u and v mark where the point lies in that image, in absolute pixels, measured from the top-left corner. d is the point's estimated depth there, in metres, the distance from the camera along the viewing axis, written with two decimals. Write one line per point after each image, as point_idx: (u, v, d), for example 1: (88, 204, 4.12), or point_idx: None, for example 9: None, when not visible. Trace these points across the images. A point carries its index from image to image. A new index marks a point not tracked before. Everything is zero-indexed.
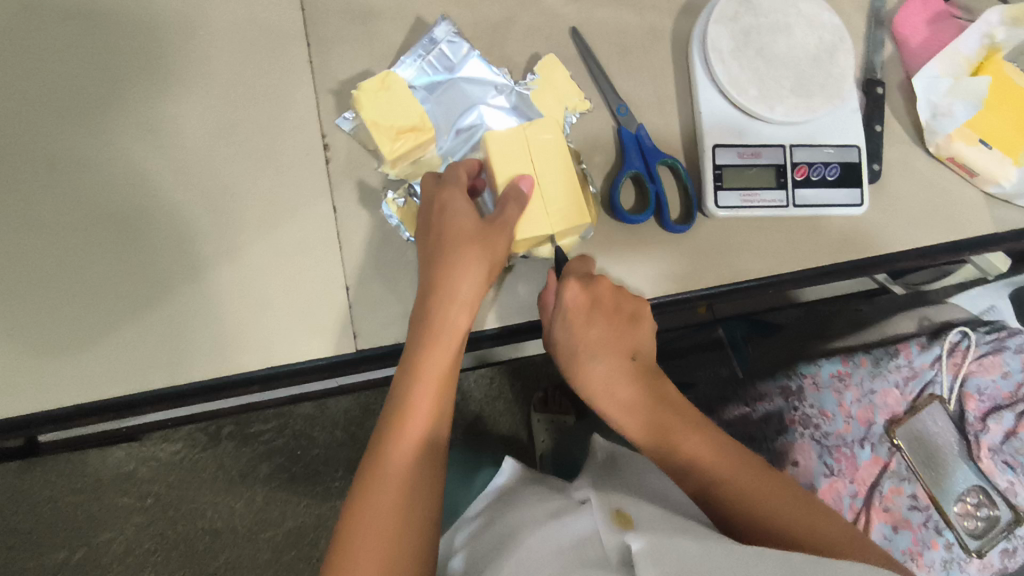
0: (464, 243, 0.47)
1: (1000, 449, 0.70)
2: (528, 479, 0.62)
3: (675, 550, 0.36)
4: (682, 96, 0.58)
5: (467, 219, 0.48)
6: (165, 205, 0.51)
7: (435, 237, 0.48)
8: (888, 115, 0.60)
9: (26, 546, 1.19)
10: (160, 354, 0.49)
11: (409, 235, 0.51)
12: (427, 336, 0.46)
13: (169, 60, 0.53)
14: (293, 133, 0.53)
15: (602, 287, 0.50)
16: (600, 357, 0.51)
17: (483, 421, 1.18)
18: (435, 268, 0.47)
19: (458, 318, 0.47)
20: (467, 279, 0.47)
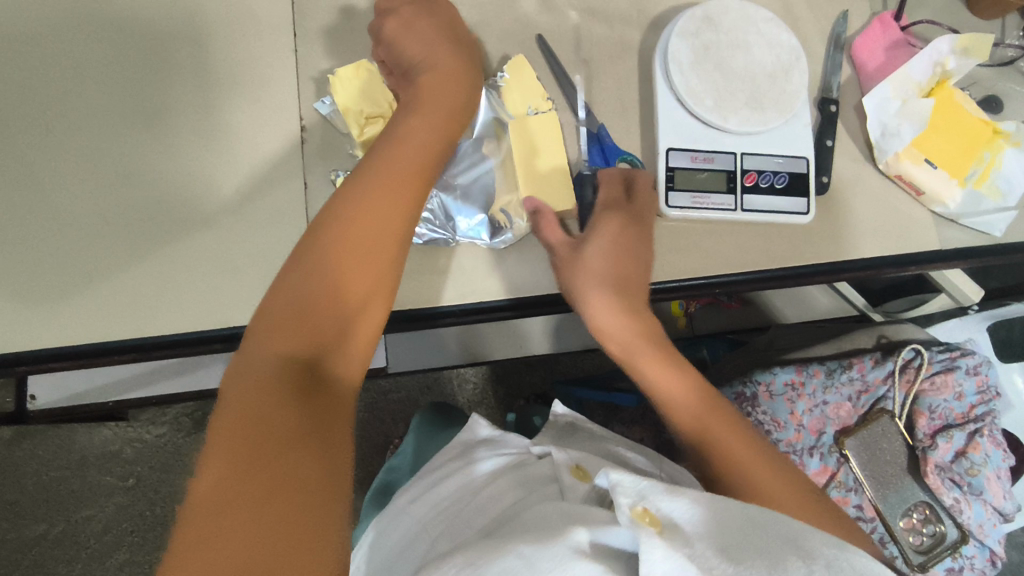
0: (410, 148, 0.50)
1: (948, 467, 0.71)
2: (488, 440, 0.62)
3: (646, 482, 0.42)
4: (643, 102, 0.61)
5: (449, 65, 0.54)
6: (148, 175, 0.55)
7: (415, 81, 0.53)
8: (843, 132, 0.63)
9: (8, 517, 1.21)
10: (132, 311, 0.52)
11: None
12: (387, 160, 0.48)
13: (165, 43, 0.57)
14: (274, 114, 0.57)
15: (605, 228, 0.55)
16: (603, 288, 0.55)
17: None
18: (404, 130, 0.51)
19: (395, 194, 0.47)
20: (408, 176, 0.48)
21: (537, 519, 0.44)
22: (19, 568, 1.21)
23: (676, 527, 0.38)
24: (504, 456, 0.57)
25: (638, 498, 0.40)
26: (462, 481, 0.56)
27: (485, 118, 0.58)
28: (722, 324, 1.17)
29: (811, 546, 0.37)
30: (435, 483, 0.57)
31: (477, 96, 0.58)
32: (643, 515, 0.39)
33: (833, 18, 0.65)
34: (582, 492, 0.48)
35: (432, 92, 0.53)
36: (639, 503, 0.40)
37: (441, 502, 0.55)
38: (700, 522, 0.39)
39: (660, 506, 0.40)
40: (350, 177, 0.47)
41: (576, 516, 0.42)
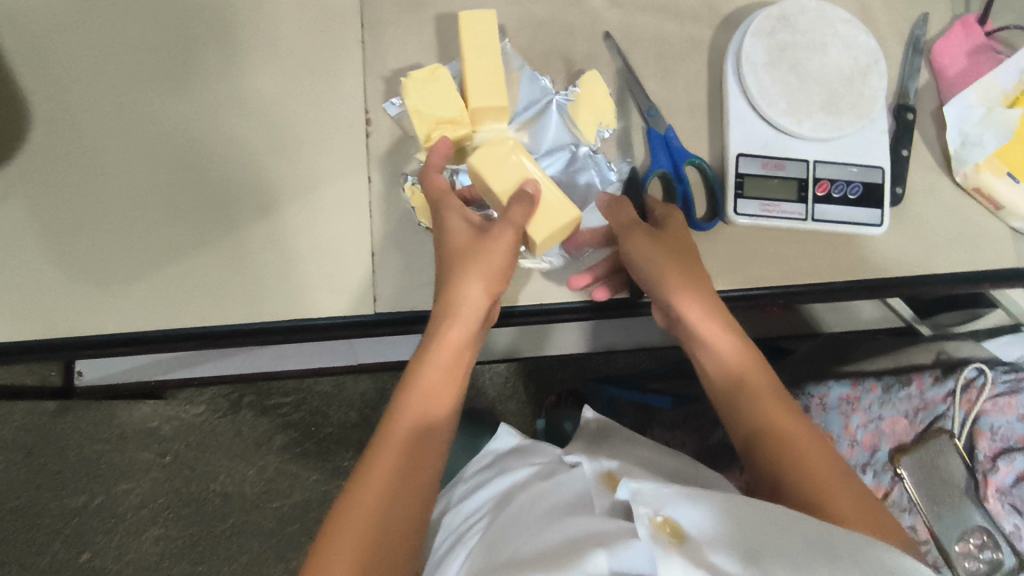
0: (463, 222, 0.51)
1: (1009, 492, 0.68)
2: (522, 450, 0.63)
3: (667, 489, 0.43)
4: (712, 103, 0.59)
5: (460, 234, 0.51)
6: (212, 163, 0.55)
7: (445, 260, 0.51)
8: (919, 141, 0.60)
9: (51, 485, 1.25)
10: (193, 298, 0.53)
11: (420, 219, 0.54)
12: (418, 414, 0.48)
13: (232, 31, 0.57)
14: (338, 106, 0.56)
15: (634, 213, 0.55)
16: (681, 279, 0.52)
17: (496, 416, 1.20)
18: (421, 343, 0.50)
19: (491, 268, 0.50)
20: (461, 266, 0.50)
21: (565, 540, 0.44)
22: (58, 537, 1.24)
23: (695, 537, 0.39)
24: (534, 465, 0.59)
25: (657, 506, 0.42)
26: (494, 492, 0.58)
27: (552, 131, 0.57)
28: (763, 330, 1.15)
29: (840, 545, 0.36)
30: (474, 496, 0.59)
31: (548, 109, 0.57)
32: (663, 525, 0.40)
33: (913, 21, 0.62)
34: (610, 503, 0.48)
35: (460, 240, 0.51)
36: (659, 512, 0.41)
37: (475, 514, 0.57)
38: (720, 527, 0.39)
39: (678, 513, 0.41)
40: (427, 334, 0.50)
41: (598, 533, 0.44)
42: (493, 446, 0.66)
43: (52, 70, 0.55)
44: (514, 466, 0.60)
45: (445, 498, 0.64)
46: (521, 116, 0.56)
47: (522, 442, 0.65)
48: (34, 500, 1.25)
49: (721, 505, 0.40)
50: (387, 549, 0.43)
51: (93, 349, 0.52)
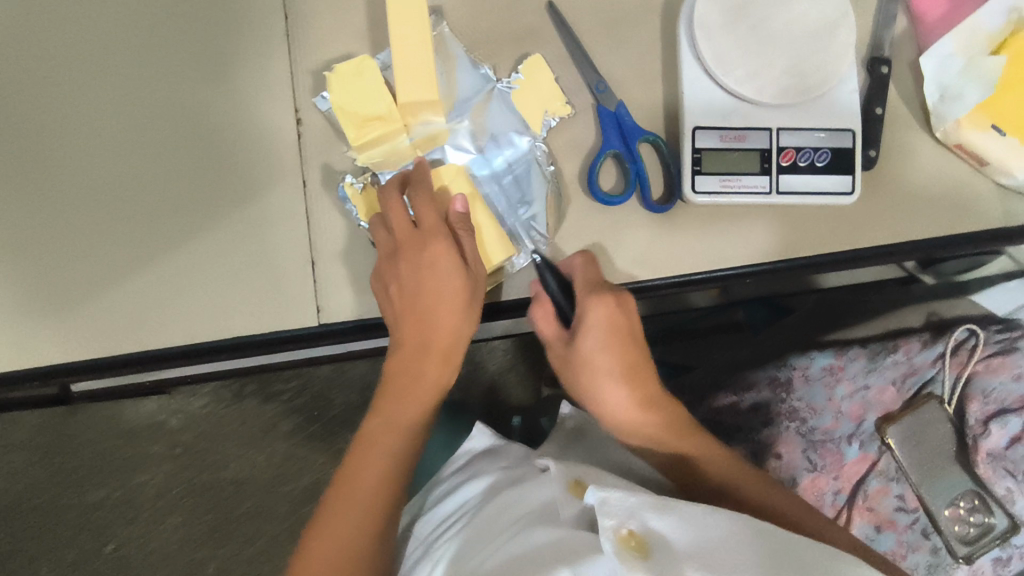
0: (444, 247, 0.49)
1: (1002, 455, 0.66)
2: (493, 455, 0.61)
3: (636, 498, 0.40)
4: (668, 71, 0.55)
5: (446, 269, 0.49)
6: (144, 178, 0.53)
7: (418, 291, 0.49)
8: (895, 96, 0.56)
9: (69, 482, 1.29)
10: (137, 319, 0.51)
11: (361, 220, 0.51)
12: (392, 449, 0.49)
13: (153, 36, 0.54)
14: (268, 107, 0.53)
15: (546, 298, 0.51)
16: (609, 374, 0.50)
17: (497, 388, 1.16)
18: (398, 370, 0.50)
19: (463, 308, 0.50)
20: (444, 299, 0.50)
21: (528, 554, 0.43)
22: (83, 531, 1.29)
23: (663, 549, 0.37)
24: (504, 471, 0.57)
25: (624, 519, 0.39)
26: (464, 499, 0.57)
27: (497, 118, 0.53)
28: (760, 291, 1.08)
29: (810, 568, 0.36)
30: (445, 504, 0.57)
31: (490, 98, 0.53)
32: (628, 539, 0.38)
33: None
34: (576, 511, 0.45)
35: (434, 273, 0.49)
36: (625, 525, 0.38)
37: (446, 521, 0.56)
38: (691, 540, 0.37)
39: (646, 525, 0.38)
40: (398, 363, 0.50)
41: (564, 546, 0.42)
42: (467, 445, 0.64)
43: None
44: (485, 470, 0.59)
45: (416, 503, 0.63)
46: (464, 103, 0.53)
47: (495, 442, 0.63)
48: (55, 498, 1.29)
49: (687, 515, 0.39)
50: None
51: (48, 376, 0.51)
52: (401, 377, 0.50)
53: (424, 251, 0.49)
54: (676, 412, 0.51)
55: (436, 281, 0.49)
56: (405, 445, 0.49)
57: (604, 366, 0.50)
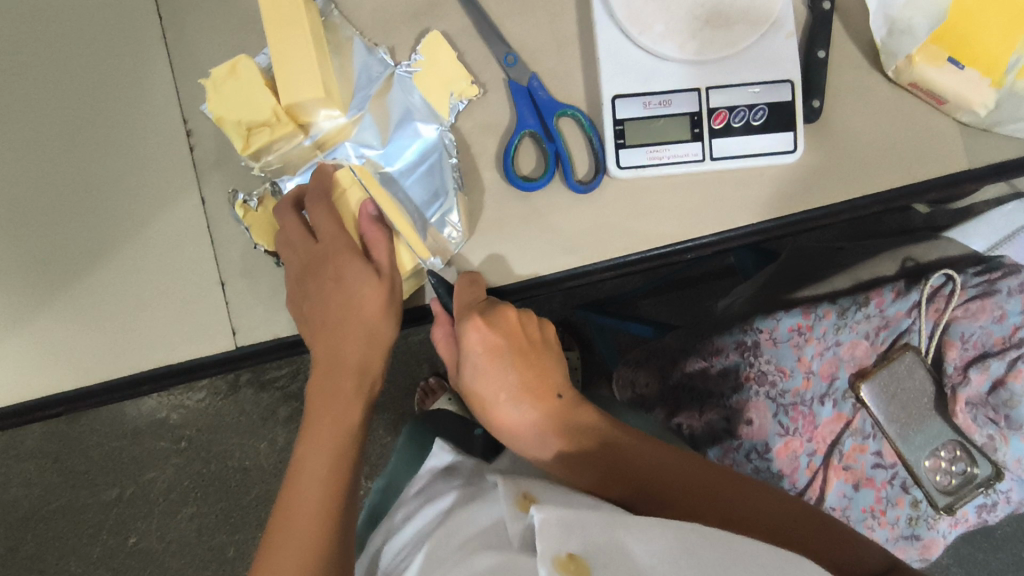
0: (349, 255, 0.47)
1: (983, 402, 0.63)
2: (451, 473, 0.56)
3: (577, 518, 0.38)
4: (583, 34, 0.50)
5: (359, 279, 0.47)
6: (36, 209, 0.49)
7: (331, 306, 0.47)
8: (841, 34, 0.50)
9: (83, 485, 1.32)
10: (44, 361, 0.49)
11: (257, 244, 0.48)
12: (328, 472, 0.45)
13: (21, 52, 0.49)
14: (155, 121, 0.50)
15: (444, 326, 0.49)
16: (518, 399, 0.48)
17: None
18: (322, 390, 0.47)
19: (380, 313, 0.48)
20: (357, 309, 0.47)
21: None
22: (103, 528, 1.33)
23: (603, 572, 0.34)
24: (459, 490, 0.52)
25: (564, 542, 0.36)
26: (417, 525, 0.51)
27: (400, 106, 0.49)
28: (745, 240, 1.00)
29: None
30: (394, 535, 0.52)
31: (389, 86, 0.49)
32: (567, 564, 0.35)
33: None
34: (522, 529, 0.41)
35: (345, 284, 0.47)
36: (565, 549, 0.36)
37: (399, 554, 0.50)
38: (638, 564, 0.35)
39: (588, 550, 0.36)
40: (321, 384, 0.47)
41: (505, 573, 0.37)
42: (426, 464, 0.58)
43: None
44: (440, 491, 0.53)
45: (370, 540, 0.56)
46: (361, 92, 0.48)
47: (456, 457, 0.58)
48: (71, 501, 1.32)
49: (635, 539, 0.36)
50: None
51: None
52: (326, 397, 0.47)
53: (329, 267, 0.47)
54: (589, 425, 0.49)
55: (348, 293, 0.47)
56: (343, 464, 0.46)
57: (508, 394, 0.48)
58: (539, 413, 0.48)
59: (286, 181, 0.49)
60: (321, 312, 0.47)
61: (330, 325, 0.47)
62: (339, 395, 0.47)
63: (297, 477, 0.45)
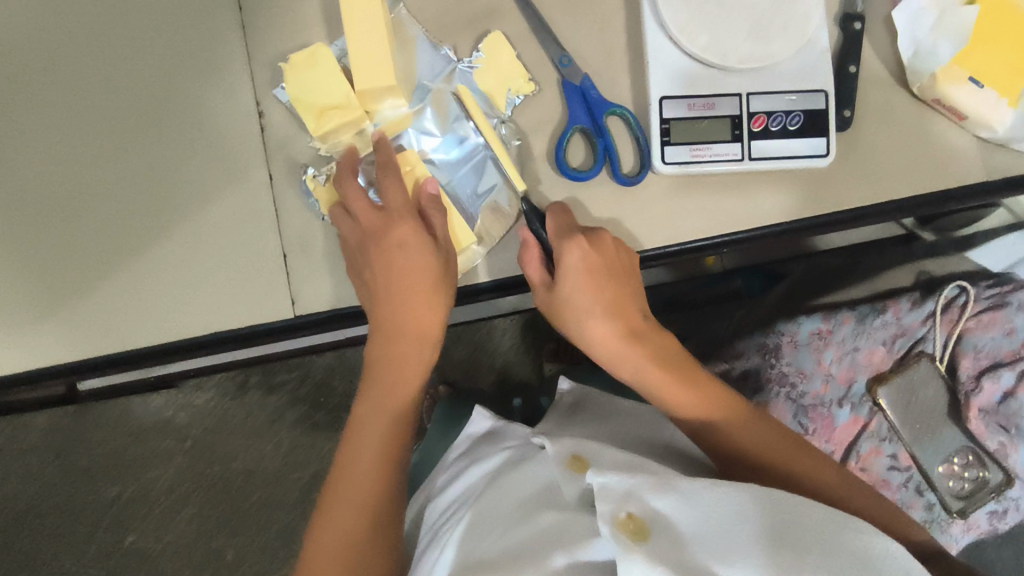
0: (409, 236, 0.49)
1: (994, 411, 0.66)
2: (491, 436, 0.61)
3: (632, 480, 0.41)
4: (632, 41, 0.53)
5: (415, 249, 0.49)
6: (106, 179, 0.52)
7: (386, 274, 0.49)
8: (870, 53, 0.54)
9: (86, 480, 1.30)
10: (106, 323, 0.51)
11: (324, 214, 0.51)
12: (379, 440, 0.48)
13: (107, 33, 0.53)
14: (226, 102, 0.53)
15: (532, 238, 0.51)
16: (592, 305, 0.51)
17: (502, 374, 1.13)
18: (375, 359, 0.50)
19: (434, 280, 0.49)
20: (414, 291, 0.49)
21: (536, 538, 0.43)
22: (101, 526, 1.30)
23: (661, 529, 0.38)
24: (504, 450, 0.56)
25: (622, 503, 0.39)
26: (465, 485, 0.56)
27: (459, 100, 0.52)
28: (754, 256, 1.03)
29: (802, 535, 0.36)
30: (445, 490, 0.57)
31: (453, 80, 0.52)
32: (626, 523, 0.38)
33: None
34: (577, 491, 0.45)
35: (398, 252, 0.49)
36: (623, 509, 0.39)
37: (451, 509, 0.55)
38: (690, 518, 0.38)
39: (643, 506, 0.39)
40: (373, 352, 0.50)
41: (565, 533, 0.42)
42: (468, 429, 0.63)
43: None
44: (488, 453, 0.58)
45: (418, 498, 0.62)
46: (425, 85, 0.52)
47: (496, 424, 0.63)
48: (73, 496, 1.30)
49: (686, 492, 0.40)
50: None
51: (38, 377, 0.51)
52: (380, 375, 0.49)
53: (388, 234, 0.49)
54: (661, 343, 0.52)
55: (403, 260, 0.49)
56: (391, 445, 0.48)
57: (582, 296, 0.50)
58: (606, 345, 0.51)
59: None
60: (380, 291, 0.49)
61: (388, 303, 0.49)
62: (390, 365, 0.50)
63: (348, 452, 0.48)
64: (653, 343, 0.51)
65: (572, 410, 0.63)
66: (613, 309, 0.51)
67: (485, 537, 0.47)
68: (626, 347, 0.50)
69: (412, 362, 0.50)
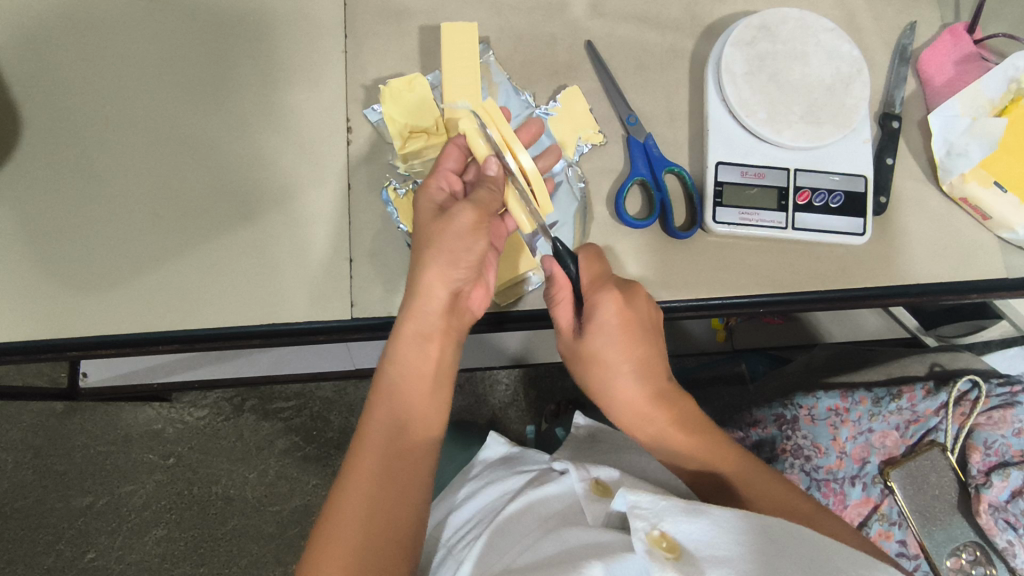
0: (443, 288, 0.49)
1: (1003, 507, 0.63)
2: (503, 460, 0.66)
3: (665, 502, 0.43)
4: (693, 113, 0.59)
5: (467, 237, 0.49)
6: (199, 170, 0.56)
7: (433, 246, 0.49)
8: (904, 149, 0.60)
9: (43, 492, 1.15)
10: (172, 301, 0.54)
11: (402, 224, 0.55)
12: (400, 424, 0.48)
13: (225, 43, 0.59)
14: (322, 115, 0.58)
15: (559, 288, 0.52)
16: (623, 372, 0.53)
17: (505, 427, 1.13)
18: (414, 333, 0.49)
19: (473, 261, 0.50)
20: (429, 345, 0.50)
21: (564, 552, 0.45)
22: (63, 538, 1.14)
23: (691, 555, 0.40)
24: (518, 474, 0.61)
25: (655, 521, 0.42)
26: (481, 503, 0.60)
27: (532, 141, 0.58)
28: (767, 338, 1.07)
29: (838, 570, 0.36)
30: (457, 508, 0.61)
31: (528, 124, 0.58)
32: (659, 541, 0.41)
33: (900, 29, 0.62)
34: (602, 513, 0.49)
35: (447, 236, 0.49)
36: (656, 527, 0.41)
37: (466, 524, 0.58)
38: (720, 545, 0.39)
39: (676, 528, 0.41)
40: (403, 331, 0.49)
41: (596, 543, 0.45)
42: (484, 454, 0.69)
43: (52, 77, 0.57)
44: (503, 475, 0.62)
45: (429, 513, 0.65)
46: None
47: (510, 451, 0.68)
48: (18, 504, 1.14)
49: (719, 520, 0.40)
50: (380, 552, 0.44)
51: (89, 347, 0.53)
52: (384, 427, 0.48)
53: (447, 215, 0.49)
54: (684, 405, 0.53)
55: (452, 246, 0.49)
56: (399, 505, 0.46)
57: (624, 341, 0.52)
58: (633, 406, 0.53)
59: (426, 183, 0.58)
60: (432, 264, 0.49)
61: (404, 334, 0.49)
62: (416, 342, 0.49)
63: (345, 499, 0.45)
64: (678, 409, 0.53)
65: (587, 441, 0.66)
66: (642, 369, 0.53)
67: (508, 551, 0.50)
68: (656, 411, 0.52)
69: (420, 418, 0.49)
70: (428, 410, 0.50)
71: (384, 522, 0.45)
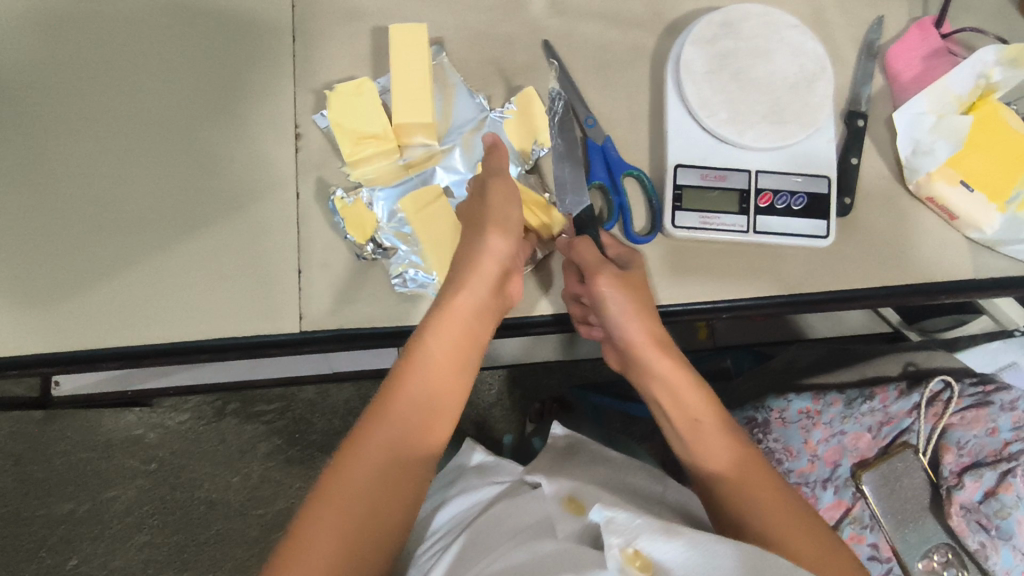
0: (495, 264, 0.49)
1: (975, 508, 0.61)
2: (480, 468, 0.65)
3: (640, 519, 0.41)
4: (654, 114, 0.58)
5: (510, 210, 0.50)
6: (146, 179, 0.55)
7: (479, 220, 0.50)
8: (871, 148, 0.59)
9: (22, 500, 1.13)
10: (120, 315, 0.53)
11: (347, 234, 0.53)
12: (425, 401, 0.47)
13: (172, 47, 0.57)
14: (271, 121, 0.56)
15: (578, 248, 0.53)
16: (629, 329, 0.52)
17: (489, 428, 1.12)
18: (451, 309, 0.48)
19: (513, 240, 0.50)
20: (463, 333, 0.49)
21: (532, 563, 0.43)
22: (45, 546, 1.13)
23: None
24: (494, 486, 0.59)
25: (630, 538, 0.40)
26: (453, 514, 0.58)
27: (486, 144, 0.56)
28: (749, 335, 1.06)
29: None
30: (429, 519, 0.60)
31: (483, 127, 0.56)
32: (634, 559, 0.39)
33: (867, 24, 0.61)
34: (574, 531, 0.47)
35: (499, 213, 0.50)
36: (631, 544, 0.39)
37: (435, 534, 0.57)
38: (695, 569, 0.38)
39: (651, 547, 0.39)
40: (445, 304, 0.48)
41: (565, 558, 0.43)
42: (461, 461, 0.67)
43: None
44: (475, 486, 0.61)
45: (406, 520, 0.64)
46: (456, 128, 0.56)
47: (487, 460, 0.66)
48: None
49: (695, 542, 0.39)
50: (367, 532, 0.42)
51: (37, 364, 0.52)
52: (406, 400, 0.46)
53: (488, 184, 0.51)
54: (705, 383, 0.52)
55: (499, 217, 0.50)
56: (403, 487, 0.44)
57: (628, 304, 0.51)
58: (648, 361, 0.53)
59: (375, 190, 0.55)
60: (485, 242, 0.49)
61: (448, 307, 0.48)
62: (455, 318, 0.48)
63: (346, 467, 0.44)
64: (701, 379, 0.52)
65: (565, 452, 0.64)
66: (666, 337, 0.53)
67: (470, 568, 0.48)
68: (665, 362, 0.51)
69: (441, 409, 0.47)
70: (454, 392, 0.48)
71: (385, 500, 0.43)
